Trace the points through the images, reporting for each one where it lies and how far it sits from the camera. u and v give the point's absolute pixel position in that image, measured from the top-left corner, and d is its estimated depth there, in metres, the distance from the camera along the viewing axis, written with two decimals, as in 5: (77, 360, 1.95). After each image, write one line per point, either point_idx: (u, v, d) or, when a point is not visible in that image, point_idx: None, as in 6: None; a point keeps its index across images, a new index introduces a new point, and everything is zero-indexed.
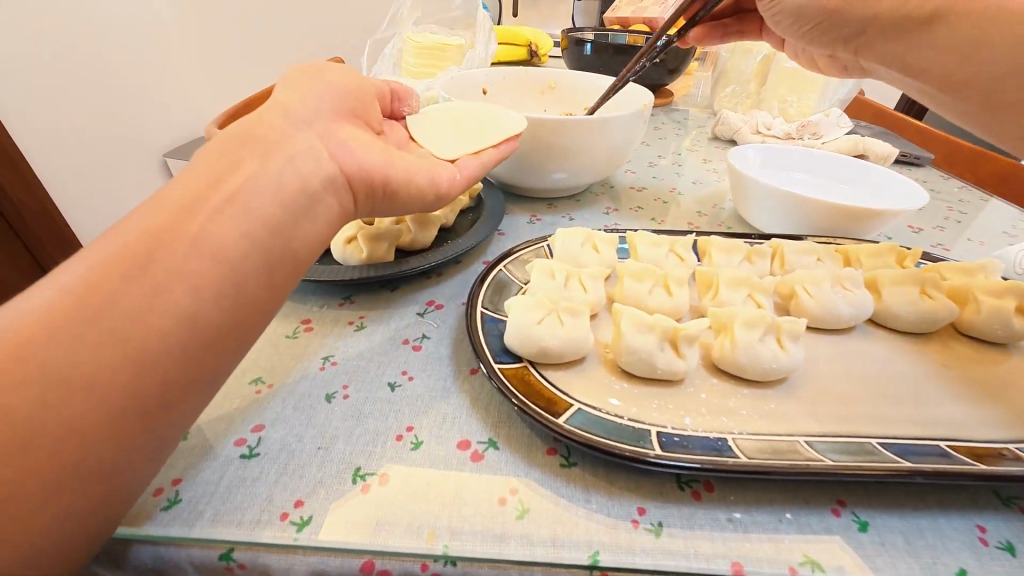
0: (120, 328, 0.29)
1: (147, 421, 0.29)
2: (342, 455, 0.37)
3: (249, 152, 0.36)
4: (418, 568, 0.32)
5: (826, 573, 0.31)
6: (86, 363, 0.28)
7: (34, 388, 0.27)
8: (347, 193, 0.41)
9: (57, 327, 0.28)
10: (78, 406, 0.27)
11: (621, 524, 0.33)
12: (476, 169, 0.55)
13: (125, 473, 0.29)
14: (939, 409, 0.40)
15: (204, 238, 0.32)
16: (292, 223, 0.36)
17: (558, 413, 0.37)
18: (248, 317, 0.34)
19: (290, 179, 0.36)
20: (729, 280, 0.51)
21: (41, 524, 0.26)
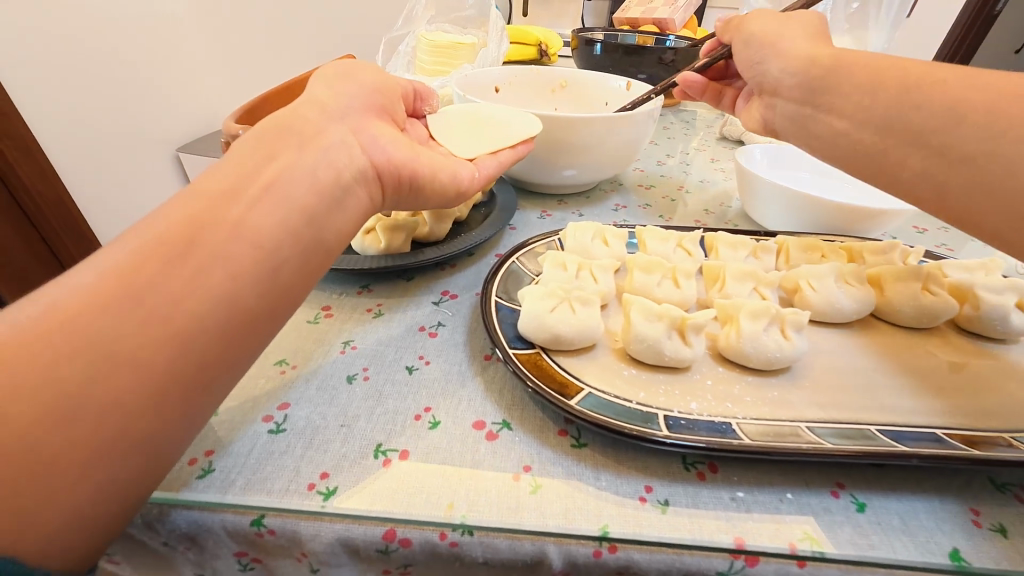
0: (160, 311, 0.31)
1: (190, 396, 0.31)
2: (364, 432, 0.39)
3: (285, 144, 0.39)
4: (437, 537, 0.34)
5: (824, 549, 0.32)
6: (130, 341, 0.30)
7: (81, 363, 0.28)
8: (375, 186, 0.44)
9: (103, 306, 0.30)
10: (124, 381, 0.29)
11: (629, 502, 0.35)
12: (493, 169, 0.58)
13: (166, 446, 0.31)
14: (939, 401, 0.42)
15: (243, 224, 0.34)
16: (325, 212, 0.38)
17: (570, 396, 0.39)
18: (281, 302, 0.36)
19: (325, 172, 0.39)
20: (735, 273, 0.52)
21: (86, 490, 0.28)
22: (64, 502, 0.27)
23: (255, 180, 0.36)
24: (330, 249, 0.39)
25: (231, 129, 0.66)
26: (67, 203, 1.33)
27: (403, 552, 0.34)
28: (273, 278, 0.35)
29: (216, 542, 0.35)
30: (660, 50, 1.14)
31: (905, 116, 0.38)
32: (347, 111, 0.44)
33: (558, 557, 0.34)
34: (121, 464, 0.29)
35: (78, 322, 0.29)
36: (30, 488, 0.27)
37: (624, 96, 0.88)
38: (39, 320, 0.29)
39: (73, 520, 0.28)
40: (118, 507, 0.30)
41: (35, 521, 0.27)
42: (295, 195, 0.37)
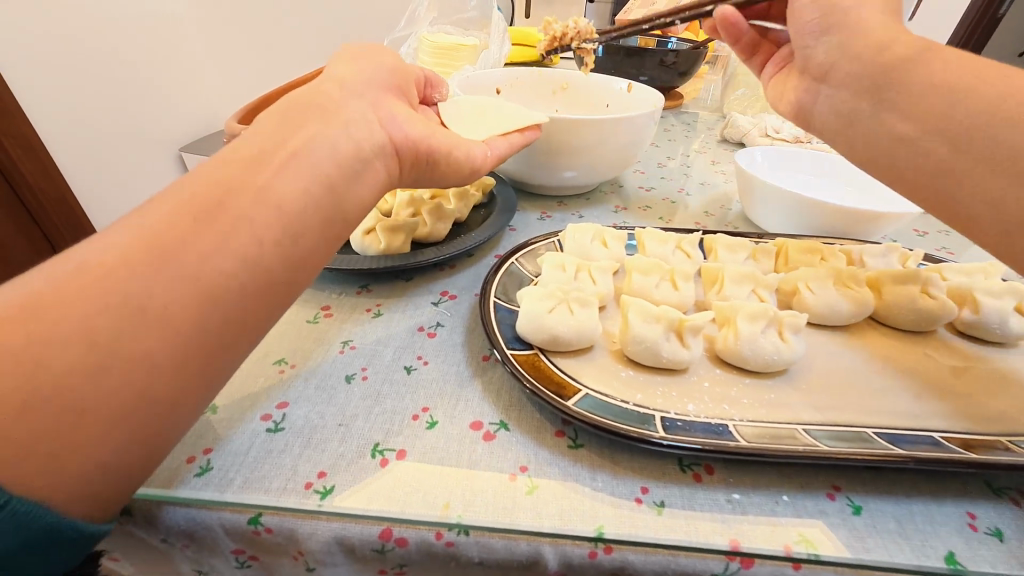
0: (189, 268, 0.30)
1: (209, 354, 0.31)
2: (362, 432, 0.39)
3: (307, 115, 0.39)
4: (433, 536, 0.34)
5: (819, 551, 0.32)
6: (159, 297, 0.29)
7: (110, 317, 0.28)
8: (394, 161, 0.44)
9: (131, 262, 0.29)
10: (151, 336, 0.29)
11: (625, 503, 0.35)
12: (503, 151, 0.60)
13: (188, 403, 0.31)
14: (936, 404, 0.42)
15: (268, 189, 0.34)
16: (344, 185, 0.38)
17: (567, 397, 0.39)
18: (300, 270, 0.36)
19: (346, 142, 0.39)
20: (733, 276, 0.52)
21: (109, 444, 0.28)
22: (86, 455, 0.27)
23: (279, 147, 0.36)
24: (348, 222, 0.39)
25: (233, 128, 0.66)
26: (69, 201, 1.35)
27: (399, 551, 0.35)
28: (292, 245, 0.35)
29: (214, 540, 0.35)
30: (662, 52, 1.14)
31: (992, 136, 0.35)
32: (366, 85, 0.45)
33: (553, 557, 0.34)
34: (142, 420, 0.29)
35: (99, 280, 0.28)
36: (54, 438, 0.26)
37: (626, 97, 0.87)
38: (68, 274, 0.29)
39: (94, 475, 0.27)
40: (136, 465, 0.29)
41: (55, 472, 0.26)
42: (315, 164, 0.36)
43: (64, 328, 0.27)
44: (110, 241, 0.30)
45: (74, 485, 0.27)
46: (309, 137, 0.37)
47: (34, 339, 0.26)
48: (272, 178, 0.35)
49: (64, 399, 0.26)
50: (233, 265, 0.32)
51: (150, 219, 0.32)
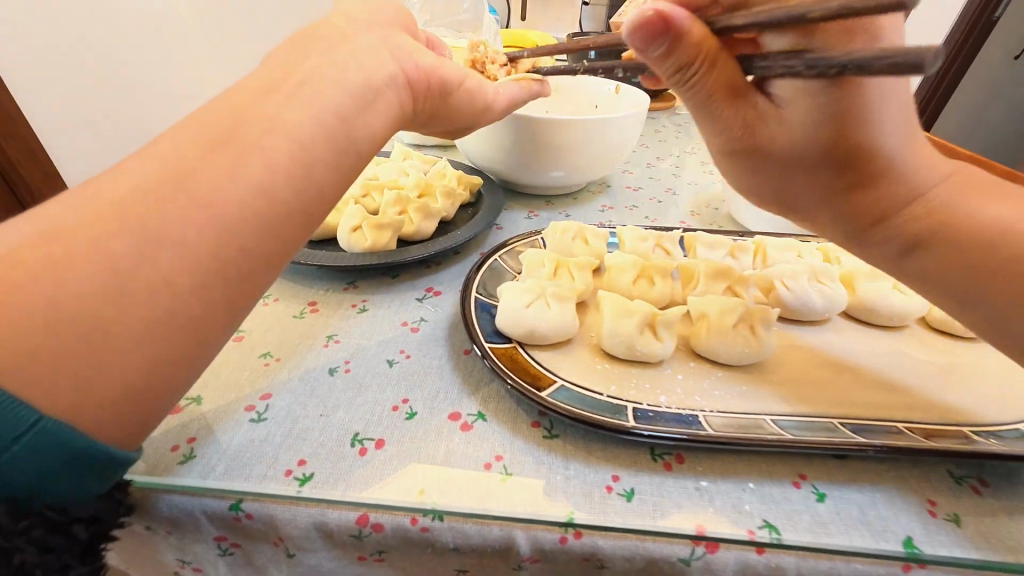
0: (204, 193, 0.30)
1: (230, 282, 0.31)
2: (343, 422, 0.40)
3: (314, 45, 0.39)
4: (408, 522, 0.35)
5: (782, 535, 0.33)
6: (177, 223, 0.29)
7: (130, 242, 0.28)
8: (404, 90, 0.43)
9: (153, 190, 0.29)
10: (170, 261, 0.28)
11: (596, 490, 0.36)
12: (517, 91, 0.64)
13: (211, 326, 0.31)
14: (902, 395, 0.43)
15: (276, 118, 0.33)
16: (354, 113, 0.36)
17: (542, 388, 0.40)
18: (317, 203, 0.35)
19: (355, 75, 0.38)
20: (709, 273, 0.54)
21: (136, 363, 0.28)
22: (115, 374, 0.27)
23: (288, 76, 0.35)
24: (362, 157, 0.37)
25: None
26: None
27: (376, 537, 0.36)
28: (307, 174, 0.33)
29: (197, 526, 0.36)
30: None
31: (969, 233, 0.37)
32: (370, 23, 0.45)
33: (525, 543, 0.35)
34: (168, 341, 0.29)
35: (120, 209, 0.29)
36: (85, 356, 0.27)
37: (614, 99, 0.89)
38: (91, 203, 0.29)
39: (123, 393, 0.28)
40: (159, 387, 0.29)
41: (90, 389, 0.27)
42: (324, 96, 0.35)
43: (89, 252, 0.27)
44: (126, 175, 0.30)
45: (106, 402, 0.28)
46: (317, 66, 0.36)
47: (63, 264, 0.27)
48: (281, 106, 0.34)
49: (91, 320, 0.27)
50: (249, 193, 0.31)
51: (166, 151, 0.31)
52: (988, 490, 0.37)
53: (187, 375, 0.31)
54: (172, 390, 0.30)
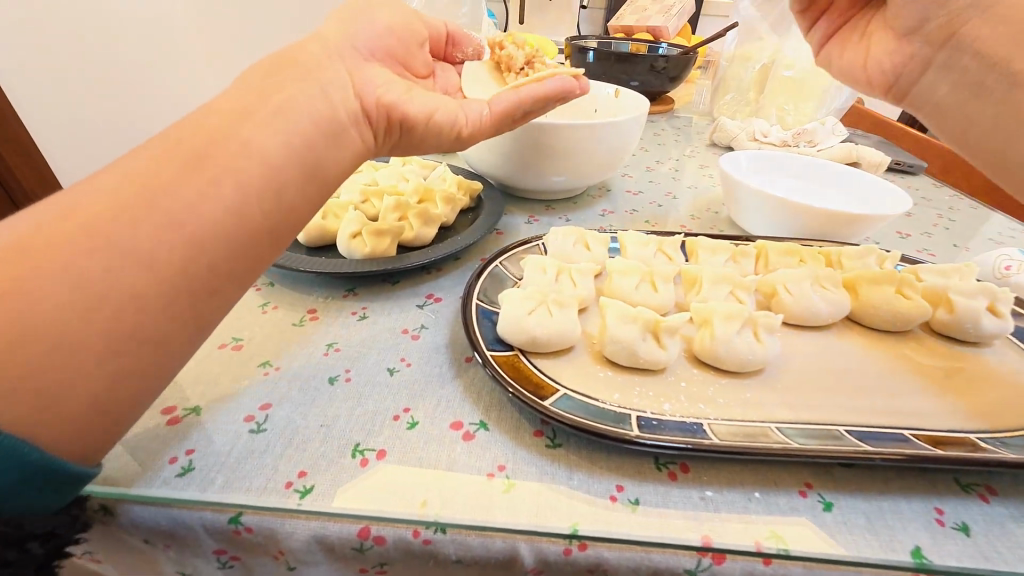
0: (178, 213, 0.32)
1: (199, 297, 0.33)
2: (344, 432, 0.40)
3: (288, 71, 0.41)
4: (411, 534, 0.35)
5: (788, 546, 0.33)
6: (149, 241, 0.31)
7: (102, 258, 0.30)
8: (365, 124, 0.45)
9: (123, 207, 0.31)
10: (140, 275, 0.31)
11: (600, 501, 0.36)
12: (508, 104, 0.58)
13: (176, 336, 0.33)
14: (906, 400, 0.43)
15: (249, 142, 0.36)
16: (324, 145, 0.40)
17: (545, 397, 0.40)
18: (286, 219, 0.38)
19: (321, 102, 0.41)
20: (711, 278, 0.54)
21: (100, 374, 0.30)
22: (78, 386, 0.29)
23: (263, 101, 0.38)
24: (328, 181, 0.41)
25: None
26: None
27: (378, 549, 0.35)
28: (276, 193, 0.37)
29: (195, 540, 0.36)
30: (653, 56, 1.16)
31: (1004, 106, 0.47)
32: (345, 51, 0.47)
33: (529, 554, 0.34)
34: (135, 352, 0.31)
35: (93, 223, 0.30)
36: (53, 371, 0.28)
37: (613, 102, 0.89)
38: (67, 215, 0.31)
39: (86, 406, 0.30)
40: (125, 399, 0.31)
41: (52, 401, 0.28)
42: (297, 123, 0.38)
43: (62, 264, 0.29)
44: (97, 188, 0.32)
45: (70, 414, 0.29)
46: (293, 95, 0.39)
47: (36, 275, 0.28)
48: (257, 129, 0.36)
49: (58, 332, 0.28)
50: (219, 212, 0.34)
51: (137, 167, 0.33)
52: (996, 497, 0.37)
53: (151, 384, 0.33)
54: (134, 402, 0.32)
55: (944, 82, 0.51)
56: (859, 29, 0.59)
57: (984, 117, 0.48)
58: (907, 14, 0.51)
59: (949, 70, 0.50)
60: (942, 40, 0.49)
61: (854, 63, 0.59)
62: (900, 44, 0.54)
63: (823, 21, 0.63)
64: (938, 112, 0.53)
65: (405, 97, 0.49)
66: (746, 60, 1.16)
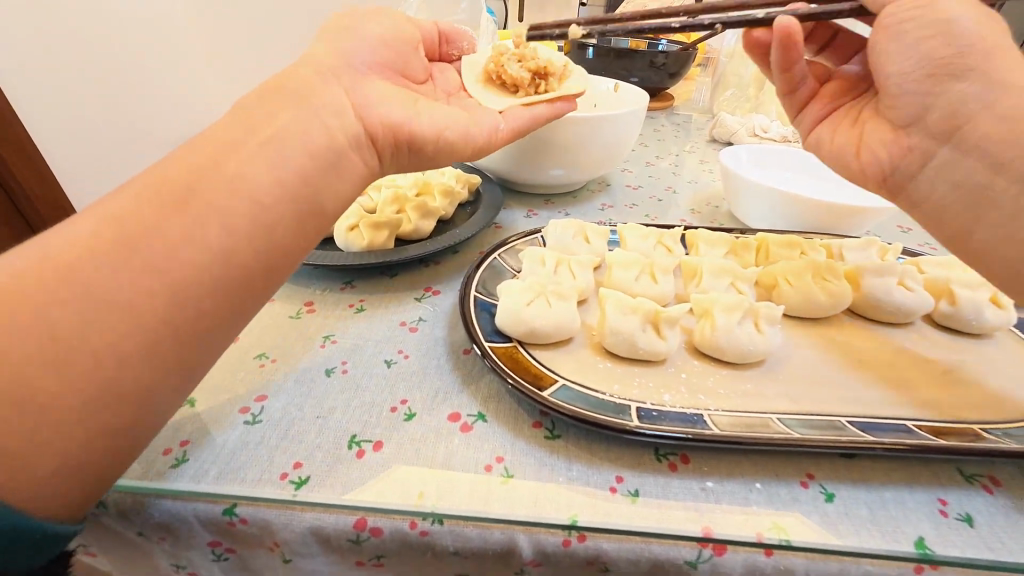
0: (158, 259, 0.31)
1: (179, 345, 0.32)
2: (340, 424, 0.39)
3: (281, 101, 0.40)
4: (408, 526, 0.34)
5: (790, 538, 0.32)
6: (126, 288, 0.30)
7: (74, 306, 0.29)
8: (369, 149, 0.45)
9: (102, 253, 0.31)
10: (115, 327, 0.30)
11: (600, 492, 0.35)
12: (524, 121, 0.61)
13: (154, 389, 0.31)
14: (907, 392, 0.42)
15: (239, 179, 0.35)
16: (320, 176, 0.39)
17: (543, 388, 0.40)
18: (277, 257, 0.37)
19: (319, 133, 0.39)
20: (711, 269, 0.53)
21: (73, 436, 0.29)
22: (44, 447, 0.28)
23: (254, 135, 0.37)
24: (325, 213, 0.40)
25: None
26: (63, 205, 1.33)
27: (374, 541, 0.35)
28: (266, 231, 0.35)
29: (189, 532, 0.35)
30: (653, 52, 1.16)
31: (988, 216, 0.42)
32: (344, 73, 0.46)
33: (527, 546, 0.34)
34: (110, 407, 0.30)
35: (74, 267, 0.30)
36: (22, 431, 0.27)
37: (613, 96, 0.88)
38: (49, 256, 0.31)
39: (54, 465, 0.28)
40: (101, 460, 0.30)
41: (20, 463, 0.27)
42: (290, 156, 0.37)
43: (32, 316, 0.29)
44: (81, 231, 0.32)
45: (39, 475, 0.28)
46: (284, 124, 0.38)
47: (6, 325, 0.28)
48: (254, 145, 0.36)
49: (27, 389, 0.28)
50: (201, 256, 0.32)
51: (122, 207, 0.33)
52: (1000, 488, 0.37)
53: (133, 440, 0.31)
54: (116, 460, 0.31)
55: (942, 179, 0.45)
56: (852, 118, 0.55)
57: (975, 218, 0.43)
58: (905, 102, 0.48)
59: (947, 170, 0.44)
60: (943, 133, 0.44)
61: (847, 148, 0.55)
62: (898, 135, 0.49)
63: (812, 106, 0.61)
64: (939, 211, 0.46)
65: (408, 115, 0.48)
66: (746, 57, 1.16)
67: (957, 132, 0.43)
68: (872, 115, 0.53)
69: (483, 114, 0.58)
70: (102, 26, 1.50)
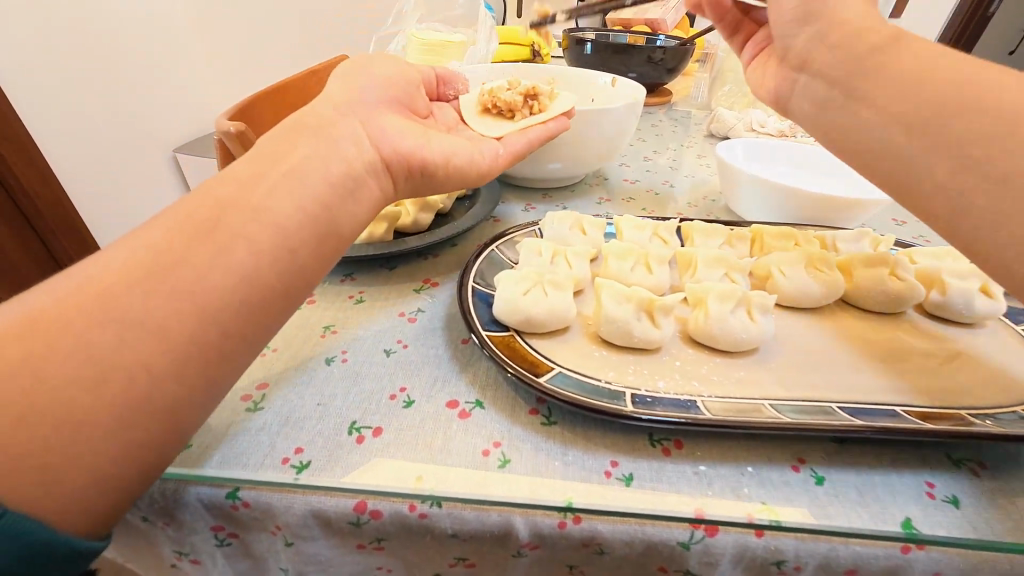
0: (187, 283, 0.31)
1: (208, 369, 0.32)
2: (340, 410, 0.40)
3: (302, 135, 0.41)
4: (407, 508, 0.35)
5: (780, 519, 0.33)
6: (159, 312, 0.30)
7: (108, 331, 0.29)
8: (386, 175, 0.45)
9: (136, 279, 0.31)
10: (147, 348, 0.29)
11: (595, 476, 0.36)
12: (523, 144, 0.63)
13: (187, 411, 0.31)
14: (897, 379, 0.43)
15: (265, 208, 0.35)
16: (339, 202, 0.39)
17: (540, 374, 0.40)
18: (300, 281, 0.37)
19: (337, 166, 0.40)
20: (706, 260, 0.54)
21: (101, 458, 0.28)
22: (76, 471, 0.27)
23: (277, 165, 0.38)
24: (344, 238, 0.40)
25: (221, 125, 0.68)
26: (64, 204, 1.32)
27: (374, 524, 0.36)
28: (290, 258, 0.36)
29: (192, 516, 0.36)
30: (650, 49, 1.16)
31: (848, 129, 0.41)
32: (358, 106, 0.47)
33: (524, 528, 0.35)
34: (142, 430, 0.29)
35: (107, 292, 0.30)
36: (59, 456, 0.27)
37: (610, 89, 0.88)
38: (83, 283, 0.30)
39: (90, 486, 0.28)
40: (137, 480, 0.30)
41: (55, 487, 0.27)
42: (311, 184, 0.38)
43: (67, 342, 0.28)
44: (112, 258, 0.32)
45: (71, 498, 0.27)
46: (305, 157, 0.39)
47: (39, 352, 0.28)
48: (263, 164, 0.37)
49: (61, 415, 0.27)
50: (229, 280, 0.33)
51: (154, 236, 0.33)
52: (986, 472, 0.37)
53: (166, 463, 0.31)
54: (152, 480, 0.31)
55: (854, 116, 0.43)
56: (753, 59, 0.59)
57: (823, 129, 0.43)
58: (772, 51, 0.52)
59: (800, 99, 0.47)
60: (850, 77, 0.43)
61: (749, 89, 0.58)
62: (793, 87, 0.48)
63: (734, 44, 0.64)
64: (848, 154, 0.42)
65: (419, 141, 0.49)
66: None
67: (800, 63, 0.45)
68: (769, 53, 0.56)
69: (483, 141, 0.59)
70: (101, 26, 1.37)
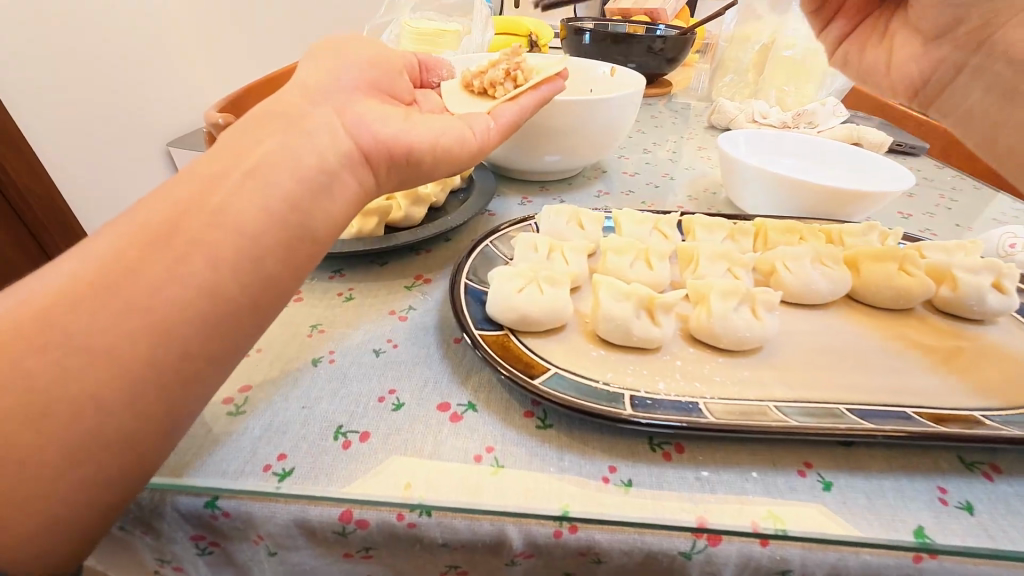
0: (138, 302, 0.30)
1: (181, 377, 0.31)
2: (326, 414, 0.38)
3: (261, 126, 0.39)
4: (395, 517, 0.33)
5: (787, 528, 0.31)
6: (104, 310, 0.29)
7: (51, 355, 0.28)
8: (363, 162, 0.42)
9: (76, 296, 0.29)
10: (93, 375, 0.28)
11: (593, 482, 0.34)
12: (513, 115, 0.58)
13: (147, 439, 0.30)
14: (906, 379, 0.41)
15: (223, 210, 0.33)
16: (310, 202, 0.37)
17: (535, 376, 0.39)
18: (267, 290, 0.35)
19: (308, 148, 0.38)
20: (708, 254, 0.52)
21: (62, 460, 0.27)
22: (31, 507, 0.27)
23: (253, 154, 0.36)
24: (318, 241, 0.38)
25: (209, 118, 0.66)
26: (54, 197, 1.25)
27: (361, 533, 0.34)
28: (259, 266, 0.34)
29: (171, 526, 0.34)
30: (650, 39, 1.13)
31: None
32: (331, 94, 0.44)
33: (518, 537, 0.33)
34: (97, 463, 0.28)
35: (59, 309, 0.29)
36: (12, 493, 0.26)
37: (609, 79, 0.85)
38: (42, 292, 0.29)
39: (50, 525, 0.27)
40: (99, 510, 0.29)
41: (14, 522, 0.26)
42: (274, 182, 0.35)
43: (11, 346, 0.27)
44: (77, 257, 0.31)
45: (29, 540, 0.27)
46: (282, 146, 0.37)
47: None
48: (233, 156, 0.36)
49: (6, 451, 0.26)
50: (196, 275, 0.31)
51: (107, 246, 0.31)
52: (1000, 475, 0.36)
53: (129, 495, 0.30)
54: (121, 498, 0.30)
55: (977, 84, 0.54)
56: (880, 31, 0.63)
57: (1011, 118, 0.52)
58: (932, 19, 0.55)
59: (982, 73, 0.53)
60: (975, 44, 0.53)
61: (878, 61, 0.63)
62: (928, 48, 0.58)
63: (836, 21, 0.67)
64: (968, 117, 0.57)
65: (410, 125, 0.47)
66: (745, 41, 1.14)
67: (988, 40, 0.51)
68: (901, 27, 0.61)
69: (474, 115, 0.55)
70: None
